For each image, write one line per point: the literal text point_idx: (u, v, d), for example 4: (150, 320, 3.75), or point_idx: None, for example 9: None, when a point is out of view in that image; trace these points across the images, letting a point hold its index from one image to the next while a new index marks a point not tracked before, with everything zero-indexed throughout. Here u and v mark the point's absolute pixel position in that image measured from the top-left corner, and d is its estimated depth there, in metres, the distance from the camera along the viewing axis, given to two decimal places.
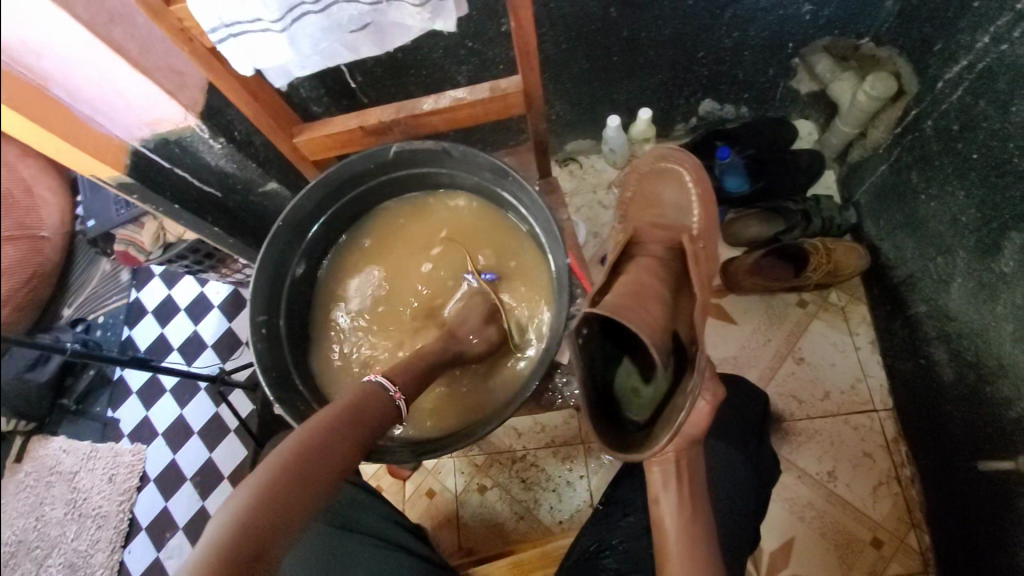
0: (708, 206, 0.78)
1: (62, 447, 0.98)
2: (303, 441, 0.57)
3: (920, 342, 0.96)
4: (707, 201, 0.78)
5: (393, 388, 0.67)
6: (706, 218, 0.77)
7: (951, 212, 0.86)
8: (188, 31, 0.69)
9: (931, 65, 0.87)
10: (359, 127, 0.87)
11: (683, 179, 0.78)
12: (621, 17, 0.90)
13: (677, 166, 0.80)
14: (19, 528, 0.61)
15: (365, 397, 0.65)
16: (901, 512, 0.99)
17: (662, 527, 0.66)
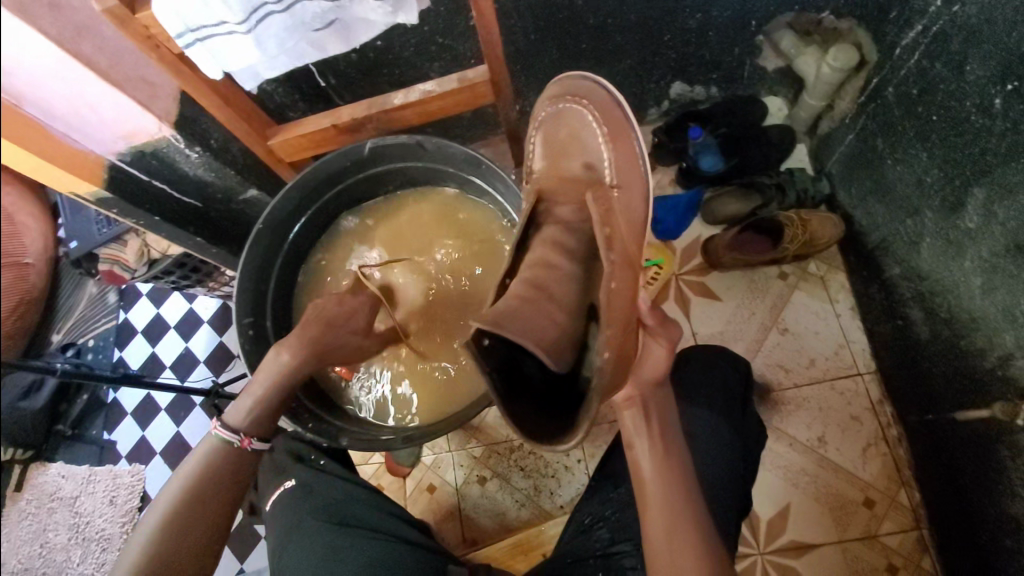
0: (623, 139, 0.72)
1: (59, 474, 1.07)
2: (169, 511, 0.64)
3: (897, 304, 0.98)
4: (621, 133, 0.72)
5: (236, 437, 0.67)
6: (624, 150, 0.71)
7: (917, 174, 0.88)
8: (153, 37, 0.68)
9: (889, 32, 0.89)
10: (332, 125, 0.88)
11: (589, 114, 0.73)
12: (587, 5, 0.92)
13: (581, 104, 0.74)
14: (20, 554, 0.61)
15: (212, 456, 0.67)
16: (891, 471, 1.01)
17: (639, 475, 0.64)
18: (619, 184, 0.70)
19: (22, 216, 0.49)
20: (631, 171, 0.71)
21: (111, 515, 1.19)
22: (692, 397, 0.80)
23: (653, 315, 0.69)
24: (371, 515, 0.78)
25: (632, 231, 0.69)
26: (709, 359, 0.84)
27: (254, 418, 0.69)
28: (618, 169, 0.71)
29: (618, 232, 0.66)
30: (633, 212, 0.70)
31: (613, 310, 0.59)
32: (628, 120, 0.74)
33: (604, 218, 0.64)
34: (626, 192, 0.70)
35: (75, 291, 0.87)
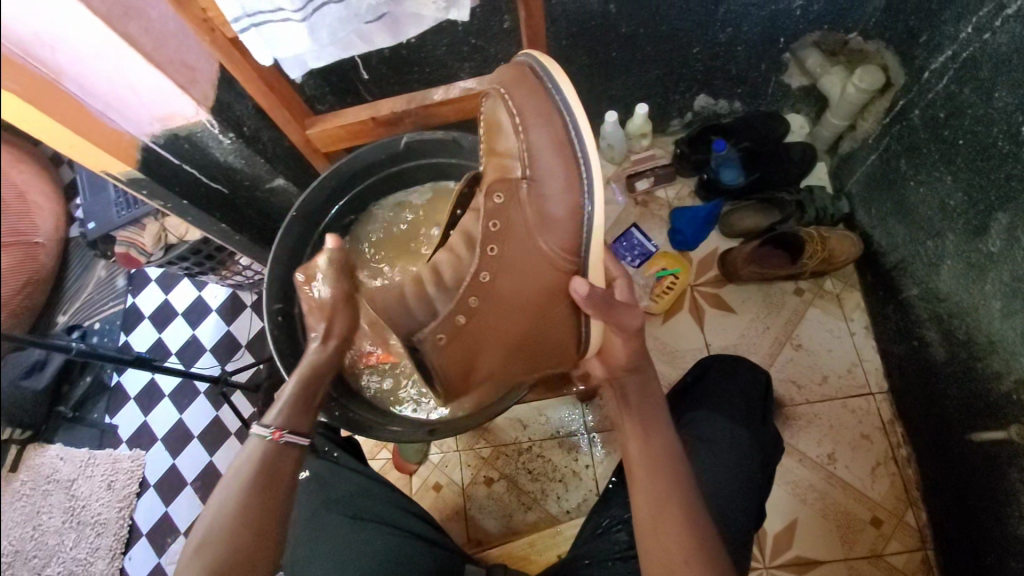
0: (544, 116, 0.61)
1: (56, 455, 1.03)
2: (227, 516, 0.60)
3: (912, 324, 0.99)
4: (540, 109, 0.61)
5: (268, 429, 0.65)
6: (542, 130, 0.60)
7: (940, 197, 0.89)
8: (209, 22, 0.68)
9: (918, 56, 0.90)
10: (371, 118, 0.89)
11: (500, 95, 0.63)
12: (620, 13, 0.92)
13: (495, 86, 0.64)
14: (17, 532, 0.59)
15: (263, 455, 0.64)
16: (899, 491, 1.02)
17: (631, 460, 0.65)
18: (537, 171, 0.61)
19: (33, 193, 0.51)
20: (553, 154, 0.61)
21: (108, 499, 1.18)
22: (707, 402, 0.82)
23: (591, 304, 0.62)
24: (387, 510, 0.78)
25: (557, 224, 0.61)
26: (729, 368, 0.85)
27: (285, 413, 0.67)
28: (533, 157, 0.61)
29: (517, 231, 0.62)
30: (557, 200, 0.61)
31: (473, 299, 0.65)
32: (553, 90, 0.62)
33: (497, 218, 0.62)
34: (548, 180, 0.61)
35: (86, 272, 0.86)
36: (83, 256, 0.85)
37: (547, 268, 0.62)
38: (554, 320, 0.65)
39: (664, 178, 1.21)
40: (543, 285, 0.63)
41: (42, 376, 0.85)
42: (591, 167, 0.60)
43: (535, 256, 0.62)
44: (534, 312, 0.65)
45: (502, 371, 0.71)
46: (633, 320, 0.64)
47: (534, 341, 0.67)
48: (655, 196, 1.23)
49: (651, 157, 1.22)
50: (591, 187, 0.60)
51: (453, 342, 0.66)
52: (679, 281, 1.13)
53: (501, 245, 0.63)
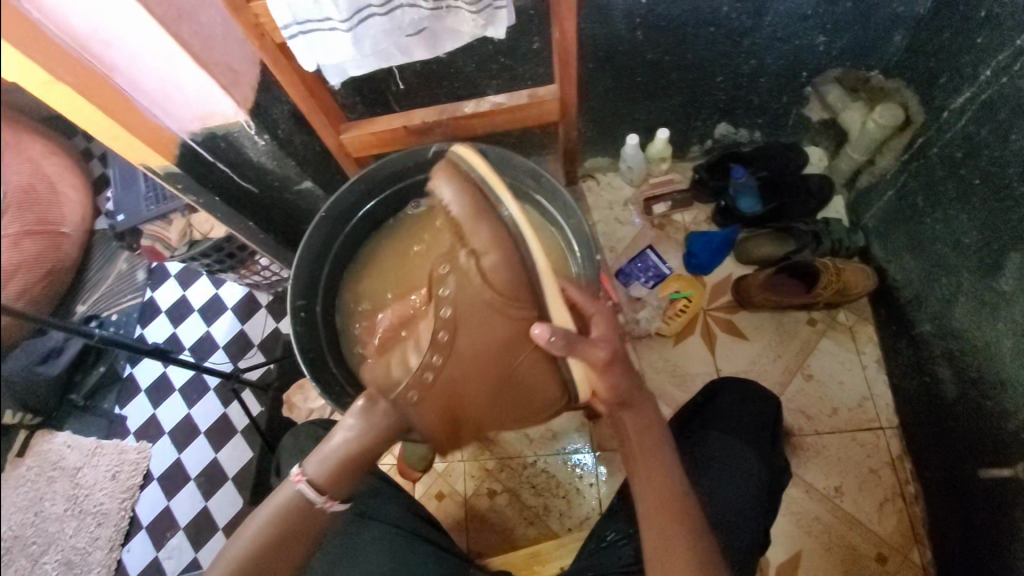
0: (471, 195, 0.60)
1: (58, 444, 0.92)
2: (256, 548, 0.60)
3: (925, 361, 0.99)
4: (471, 194, 0.60)
5: (319, 497, 0.61)
6: (465, 202, 0.59)
7: (955, 235, 0.90)
8: (260, 26, 0.72)
9: (937, 96, 0.91)
10: (403, 127, 0.94)
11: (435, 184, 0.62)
12: (647, 41, 0.95)
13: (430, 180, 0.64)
14: (21, 514, 0.60)
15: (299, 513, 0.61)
16: (906, 529, 1.00)
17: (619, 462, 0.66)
18: (472, 239, 0.59)
19: (62, 188, 0.55)
20: (481, 220, 0.59)
21: (110, 490, 1.19)
22: (716, 422, 0.83)
23: (564, 336, 0.60)
24: (393, 511, 0.80)
25: (504, 285, 0.59)
26: (743, 391, 0.86)
27: (340, 478, 0.61)
28: (476, 234, 0.59)
29: (464, 295, 0.60)
30: (495, 260, 0.59)
31: (435, 357, 0.62)
32: (484, 179, 0.62)
33: (447, 287, 0.61)
34: (484, 242, 0.58)
35: (108, 264, 0.88)
36: (106, 247, 0.87)
37: (500, 317, 0.61)
38: (532, 362, 0.63)
39: (681, 203, 1.22)
40: (500, 338, 0.61)
41: (59, 365, 0.86)
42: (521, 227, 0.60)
43: (485, 310, 0.60)
44: (501, 360, 0.62)
45: (488, 418, 0.67)
46: (599, 351, 0.62)
47: (512, 386, 0.65)
48: (671, 219, 1.24)
49: (669, 182, 1.23)
50: (530, 247, 0.60)
51: (423, 400, 0.62)
52: (692, 304, 1.13)
53: (454, 306, 0.61)
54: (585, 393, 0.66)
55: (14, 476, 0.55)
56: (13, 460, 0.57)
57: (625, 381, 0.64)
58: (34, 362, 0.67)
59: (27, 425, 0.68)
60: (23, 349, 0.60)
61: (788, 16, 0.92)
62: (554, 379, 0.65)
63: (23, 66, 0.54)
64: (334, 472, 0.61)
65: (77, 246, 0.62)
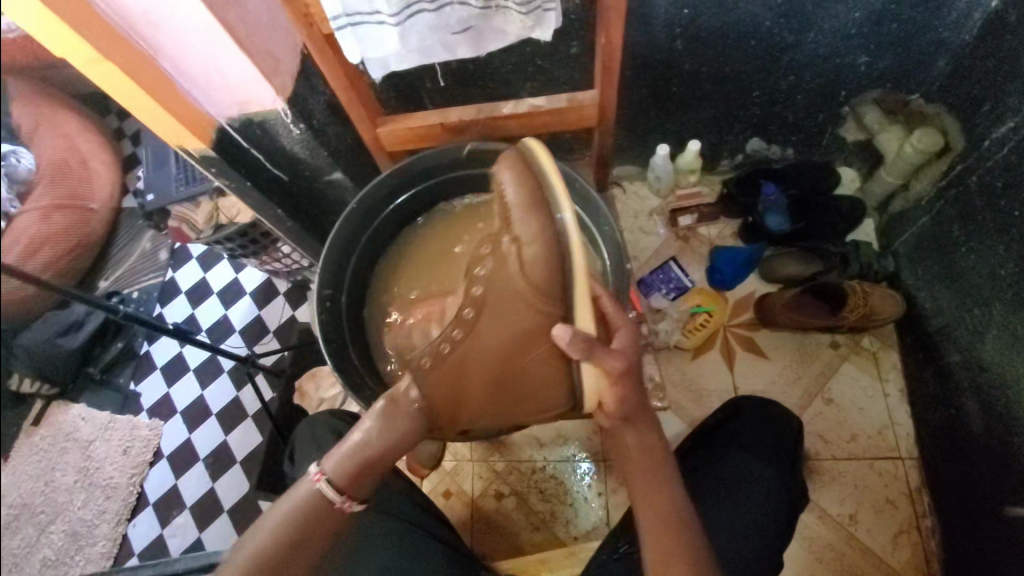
0: (524, 183, 0.60)
1: (80, 415, 0.87)
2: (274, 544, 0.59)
3: (951, 392, 0.96)
4: (526, 183, 0.60)
5: (338, 498, 0.61)
6: (520, 190, 0.60)
7: (990, 265, 0.87)
8: (310, 17, 0.75)
9: (979, 124, 0.89)
10: (439, 124, 0.94)
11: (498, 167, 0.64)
12: (685, 51, 0.94)
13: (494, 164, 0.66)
14: (32, 485, 0.60)
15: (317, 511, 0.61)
16: (920, 563, 0.99)
17: (630, 470, 0.65)
18: (518, 228, 0.59)
19: (93, 163, 0.61)
20: (532, 213, 0.59)
21: (121, 465, 1.03)
22: (742, 441, 0.82)
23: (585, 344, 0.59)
24: (403, 506, 0.80)
25: (537, 281, 0.58)
26: (763, 412, 0.85)
27: (355, 477, 0.62)
28: (524, 221, 0.58)
29: (500, 282, 0.61)
30: (536, 252, 0.58)
31: (456, 332, 0.65)
32: (541, 168, 0.62)
33: (485, 268, 0.62)
34: (530, 233, 0.58)
35: (133, 242, 0.89)
36: (132, 224, 0.88)
37: (526, 309, 0.59)
38: (547, 365, 0.62)
39: (707, 216, 1.22)
40: (523, 332, 0.60)
41: (80, 334, 0.82)
42: (569, 228, 0.59)
43: (516, 303, 0.60)
44: (515, 355, 0.62)
45: (490, 412, 0.67)
46: (615, 362, 0.61)
47: (521, 384, 0.64)
48: (697, 232, 1.23)
49: (697, 195, 1.23)
50: (574, 250, 0.59)
51: (433, 372, 0.65)
52: (712, 318, 1.11)
53: (486, 288, 0.62)
54: (592, 406, 0.65)
55: (27, 447, 0.56)
56: (28, 432, 0.57)
57: (631, 396, 0.64)
58: (55, 335, 0.68)
59: (45, 396, 0.68)
60: (46, 320, 0.60)
61: (831, 34, 0.91)
62: (563, 385, 0.63)
63: (59, 30, 0.54)
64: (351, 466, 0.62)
65: (103, 221, 0.64)
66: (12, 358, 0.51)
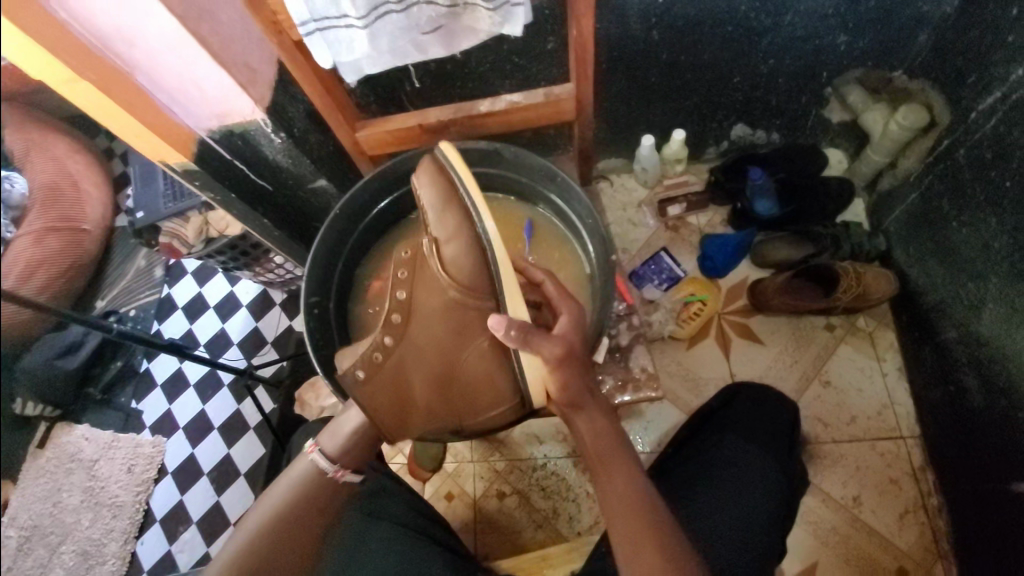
0: (438, 189, 0.67)
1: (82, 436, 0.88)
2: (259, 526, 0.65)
3: (949, 369, 0.96)
4: (442, 190, 0.67)
5: (332, 466, 0.68)
6: (434, 198, 0.66)
7: (984, 239, 0.87)
8: (280, 25, 0.76)
9: (965, 96, 0.89)
10: (418, 125, 0.94)
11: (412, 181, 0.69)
12: (662, 40, 0.94)
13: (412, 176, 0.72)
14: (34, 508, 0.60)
15: (308, 483, 0.68)
16: (928, 542, 0.98)
17: (594, 459, 0.64)
18: (434, 229, 0.66)
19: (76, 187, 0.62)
20: (448, 215, 0.66)
21: (126, 482, 1.01)
22: (737, 427, 0.83)
23: (515, 332, 0.63)
24: (402, 511, 0.80)
25: (462, 274, 0.64)
26: (757, 395, 0.88)
27: (342, 452, 0.69)
28: (441, 223, 0.65)
29: (422, 280, 0.66)
30: (455, 249, 0.65)
31: (387, 337, 0.66)
32: (452, 173, 0.69)
33: (405, 271, 0.67)
34: (447, 233, 0.65)
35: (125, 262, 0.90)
36: (122, 245, 0.89)
37: (454, 302, 0.65)
38: (483, 351, 0.68)
39: (697, 205, 1.21)
40: (456, 325, 0.66)
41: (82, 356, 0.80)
42: (486, 230, 0.66)
43: (441, 297, 0.66)
44: (450, 348, 0.67)
45: (437, 411, 0.71)
46: (552, 346, 0.64)
47: (462, 373, 0.69)
48: (686, 221, 1.22)
49: (682, 184, 1.24)
50: (493, 250, 0.66)
51: (371, 381, 0.66)
52: (706, 307, 1.12)
53: (410, 289, 0.66)
54: (540, 394, 0.69)
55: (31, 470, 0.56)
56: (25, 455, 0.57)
57: (579, 379, 0.66)
58: (53, 357, 0.68)
59: (49, 417, 0.71)
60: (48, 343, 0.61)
61: (809, 15, 0.90)
62: (505, 368, 0.69)
63: (29, 48, 0.53)
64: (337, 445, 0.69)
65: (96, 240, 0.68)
66: (14, 382, 0.52)
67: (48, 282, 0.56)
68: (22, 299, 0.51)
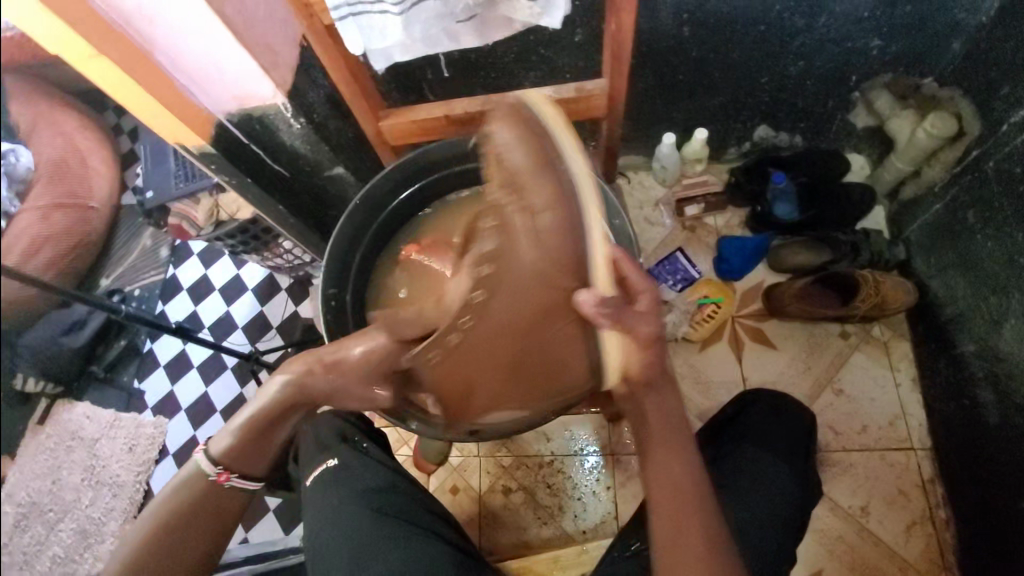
0: (529, 142, 0.57)
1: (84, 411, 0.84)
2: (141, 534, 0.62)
3: (965, 383, 0.95)
4: (531, 142, 0.57)
5: (214, 469, 0.65)
6: (525, 154, 0.56)
7: (1009, 253, 0.86)
8: (309, 7, 0.74)
9: (996, 108, 0.87)
10: (444, 116, 0.92)
11: (495, 132, 0.60)
12: (692, 37, 0.92)
13: (486, 123, 0.62)
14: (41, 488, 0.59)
15: (192, 488, 0.65)
16: (934, 554, 0.98)
17: None
18: (528, 192, 0.55)
19: (93, 162, 0.60)
20: (542, 172, 0.55)
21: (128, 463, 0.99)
22: (752, 435, 0.81)
23: (598, 311, 0.55)
24: (412, 507, 0.79)
25: (552, 245, 0.54)
26: (775, 404, 0.85)
27: (237, 450, 0.66)
28: (525, 182, 0.55)
29: (508, 252, 0.55)
30: (552, 218, 0.54)
31: (461, 321, 0.60)
32: (544, 124, 0.59)
33: (491, 242, 0.57)
34: (542, 199, 0.54)
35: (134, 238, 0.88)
36: (132, 223, 0.87)
37: (542, 283, 0.55)
38: (560, 331, 0.57)
39: (714, 206, 1.19)
40: (538, 304, 0.55)
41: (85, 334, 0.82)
42: (581, 186, 0.56)
43: (524, 275, 0.55)
44: (525, 331, 0.57)
45: (509, 397, 0.66)
46: (645, 326, 0.58)
47: (530, 363, 0.60)
48: (703, 222, 1.21)
49: (704, 184, 1.20)
50: (588, 214, 0.55)
51: (444, 360, 0.64)
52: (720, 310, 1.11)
53: (493, 264, 0.56)
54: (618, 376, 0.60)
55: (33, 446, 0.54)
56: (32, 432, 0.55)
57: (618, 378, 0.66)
58: (59, 336, 0.67)
59: (53, 396, 0.68)
60: (50, 320, 0.59)
61: (843, 18, 0.89)
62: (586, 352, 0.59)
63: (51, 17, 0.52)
64: (248, 428, 0.66)
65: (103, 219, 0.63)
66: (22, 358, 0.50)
67: (55, 261, 0.55)
68: (30, 276, 0.50)
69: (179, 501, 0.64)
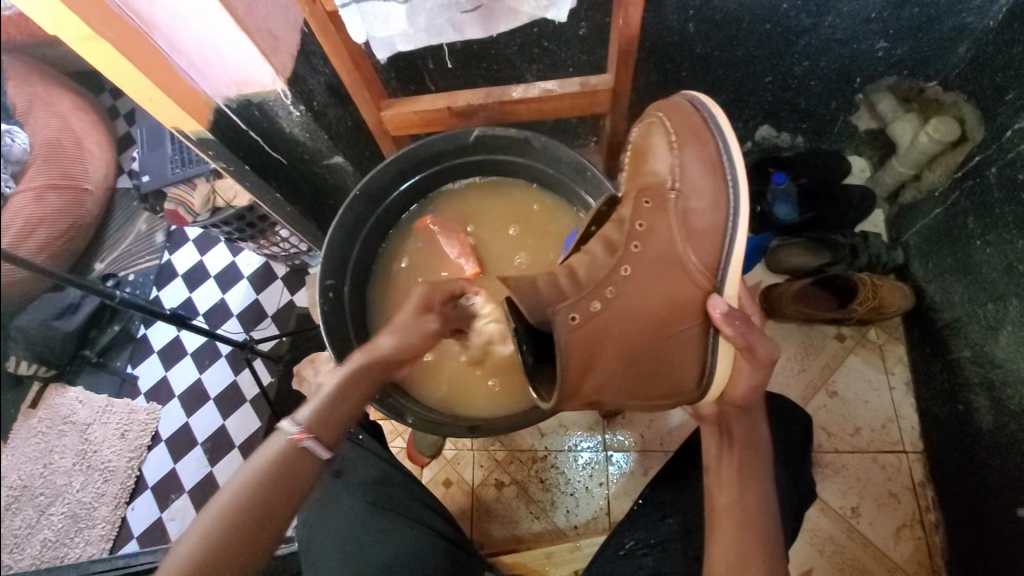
0: (695, 134, 0.63)
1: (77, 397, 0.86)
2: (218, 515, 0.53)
3: (959, 388, 0.96)
4: (696, 133, 0.63)
5: (294, 429, 0.58)
6: (696, 155, 0.61)
7: (1008, 259, 0.86)
8: None
9: (1001, 113, 0.87)
10: (447, 108, 0.91)
11: (658, 123, 0.66)
12: (697, 34, 0.91)
13: (653, 116, 0.68)
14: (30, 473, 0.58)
15: (277, 459, 0.57)
16: (923, 557, 0.99)
17: None
18: (686, 182, 0.61)
19: (89, 145, 0.59)
20: (707, 168, 0.61)
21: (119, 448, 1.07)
22: None
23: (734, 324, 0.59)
24: (405, 500, 0.79)
25: (699, 238, 0.60)
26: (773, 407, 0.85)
27: (317, 415, 0.60)
28: (686, 176, 0.61)
29: (660, 235, 0.61)
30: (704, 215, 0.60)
31: (595, 303, 0.61)
32: (707, 119, 0.64)
33: (643, 223, 0.62)
34: (699, 194, 0.61)
35: (127, 222, 0.87)
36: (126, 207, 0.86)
37: (684, 279, 0.60)
38: (682, 332, 0.61)
39: None
40: (672, 296, 0.61)
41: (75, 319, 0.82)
42: (737, 184, 0.60)
43: (673, 264, 0.61)
44: (656, 321, 0.61)
45: (612, 388, 0.64)
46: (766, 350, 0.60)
47: (649, 359, 0.63)
48: None
49: None
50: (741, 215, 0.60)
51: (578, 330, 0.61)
52: None
53: (644, 245, 0.62)
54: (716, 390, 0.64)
55: (25, 428, 0.53)
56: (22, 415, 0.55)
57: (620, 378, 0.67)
58: (49, 320, 0.66)
59: (42, 379, 0.67)
60: (41, 303, 0.58)
61: (851, 18, 0.88)
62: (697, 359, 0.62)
63: None
64: (331, 394, 0.62)
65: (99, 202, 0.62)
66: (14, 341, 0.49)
67: (49, 245, 0.54)
68: (21, 259, 0.49)
69: (257, 477, 0.56)
